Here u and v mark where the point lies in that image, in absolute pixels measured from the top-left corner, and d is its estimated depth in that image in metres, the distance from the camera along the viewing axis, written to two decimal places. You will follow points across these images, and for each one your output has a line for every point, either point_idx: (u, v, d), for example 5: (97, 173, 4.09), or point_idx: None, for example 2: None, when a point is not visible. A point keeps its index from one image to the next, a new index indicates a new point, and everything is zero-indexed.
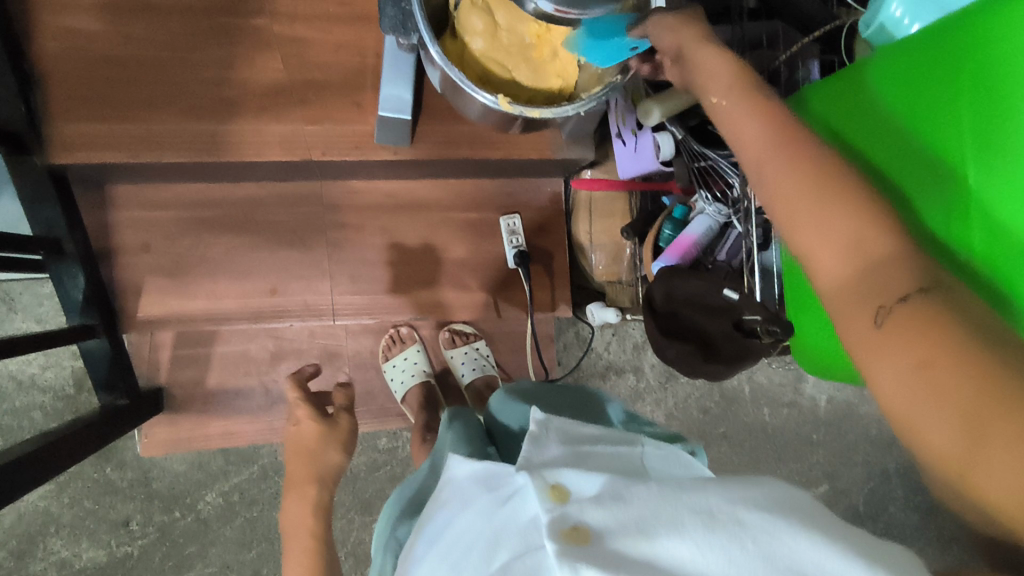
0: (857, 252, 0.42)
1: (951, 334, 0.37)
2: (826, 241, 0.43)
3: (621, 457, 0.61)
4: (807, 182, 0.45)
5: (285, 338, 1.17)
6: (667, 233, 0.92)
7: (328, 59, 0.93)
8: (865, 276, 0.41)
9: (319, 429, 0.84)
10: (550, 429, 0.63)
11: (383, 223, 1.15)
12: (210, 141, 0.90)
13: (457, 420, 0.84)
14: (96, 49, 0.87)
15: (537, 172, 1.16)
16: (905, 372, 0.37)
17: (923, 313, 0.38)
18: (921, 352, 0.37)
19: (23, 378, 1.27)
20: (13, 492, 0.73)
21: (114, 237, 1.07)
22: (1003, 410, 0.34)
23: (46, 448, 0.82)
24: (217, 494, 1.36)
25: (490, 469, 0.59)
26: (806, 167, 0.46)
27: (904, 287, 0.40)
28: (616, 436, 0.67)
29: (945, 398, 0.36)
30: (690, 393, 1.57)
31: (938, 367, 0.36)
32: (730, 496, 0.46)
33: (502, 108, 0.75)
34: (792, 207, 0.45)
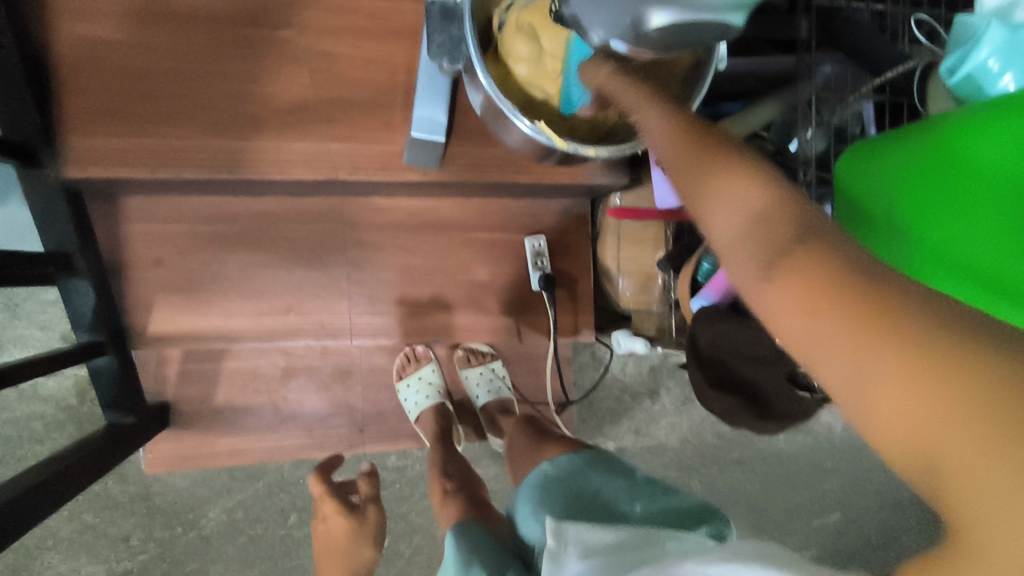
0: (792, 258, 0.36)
1: (902, 337, 0.31)
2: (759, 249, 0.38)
3: (640, 560, 0.59)
4: (748, 228, 0.39)
5: (298, 356, 1.13)
6: (707, 267, 0.89)
7: (357, 75, 0.89)
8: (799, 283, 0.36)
9: (347, 525, 0.89)
10: (568, 543, 0.63)
11: (404, 243, 1.11)
12: (231, 158, 0.86)
13: (473, 534, 0.84)
14: (114, 58, 0.83)
15: (564, 194, 1.12)
16: (893, 414, 0.31)
17: (880, 309, 0.32)
18: (899, 364, 0.31)
19: (23, 388, 1.23)
20: (18, 530, 0.69)
21: (125, 250, 1.02)
22: (991, 423, 0.29)
23: (52, 480, 0.78)
24: (221, 510, 1.33)
25: None
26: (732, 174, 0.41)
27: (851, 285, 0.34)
28: (639, 532, 0.65)
29: (930, 405, 0.30)
30: (706, 418, 1.54)
31: (921, 394, 0.30)
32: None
33: (543, 138, 0.71)
34: (739, 253, 0.39)
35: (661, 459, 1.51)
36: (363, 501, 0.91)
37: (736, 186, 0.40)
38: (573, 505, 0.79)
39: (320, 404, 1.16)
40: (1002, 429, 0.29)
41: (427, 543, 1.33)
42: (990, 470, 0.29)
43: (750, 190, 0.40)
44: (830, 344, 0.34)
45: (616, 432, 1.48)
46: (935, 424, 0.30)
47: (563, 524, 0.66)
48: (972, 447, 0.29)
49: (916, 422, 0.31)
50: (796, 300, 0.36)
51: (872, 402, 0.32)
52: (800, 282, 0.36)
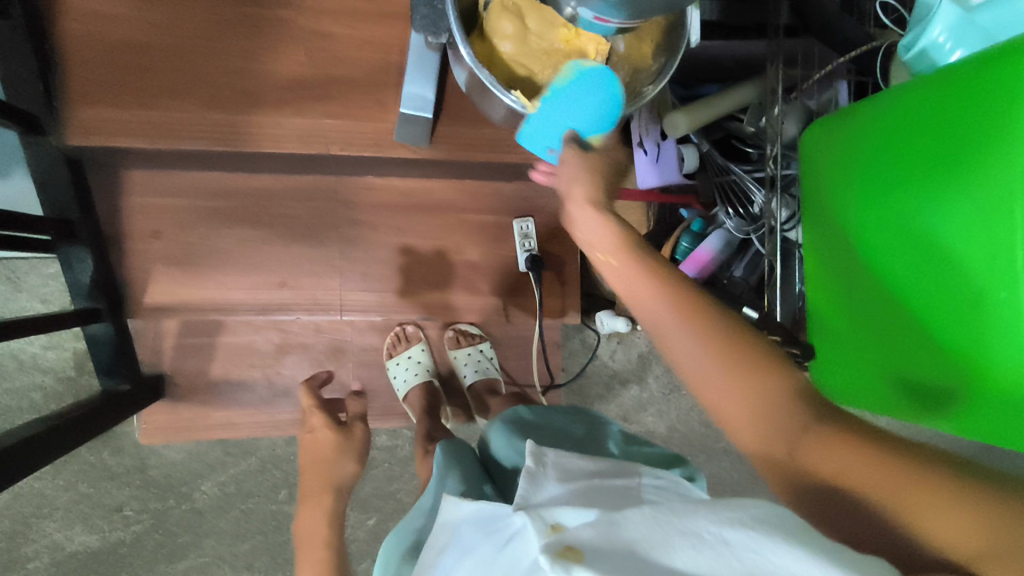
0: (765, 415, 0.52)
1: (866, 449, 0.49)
2: (727, 395, 0.53)
3: (617, 489, 0.61)
4: (715, 357, 0.54)
5: (291, 331, 1.16)
6: (685, 245, 0.92)
7: (352, 55, 0.92)
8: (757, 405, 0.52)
9: (334, 440, 0.93)
10: (546, 464, 0.64)
11: (396, 222, 1.14)
12: (228, 132, 0.89)
13: (451, 451, 0.85)
14: (119, 33, 0.86)
15: (553, 178, 1.15)
16: (836, 476, 0.49)
17: (835, 436, 0.50)
18: (844, 464, 0.49)
19: (24, 359, 1.26)
20: (13, 478, 0.72)
21: (125, 223, 1.05)
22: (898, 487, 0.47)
23: (46, 435, 0.81)
24: (214, 484, 1.35)
25: (487, 511, 0.60)
26: (701, 341, 0.55)
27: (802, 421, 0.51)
28: (612, 466, 0.67)
29: (876, 485, 0.47)
30: (693, 406, 1.56)
31: (846, 449, 0.49)
32: (718, 516, 0.44)
33: (528, 111, 0.73)
34: (713, 388, 0.54)
35: None
36: (350, 418, 0.96)
37: (720, 330, 0.55)
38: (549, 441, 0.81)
39: None
40: (911, 494, 0.46)
41: None
42: (943, 524, 0.44)
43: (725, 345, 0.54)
44: (847, 470, 0.48)
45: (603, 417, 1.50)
46: (862, 478, 0.47)
47: (542, 450, 0.67)
48: (897, 494, 0.46)
49: (861, 477, 0.48)
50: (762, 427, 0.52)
51: (828, 470, 0.49)
52: (737, 395, 0.53)
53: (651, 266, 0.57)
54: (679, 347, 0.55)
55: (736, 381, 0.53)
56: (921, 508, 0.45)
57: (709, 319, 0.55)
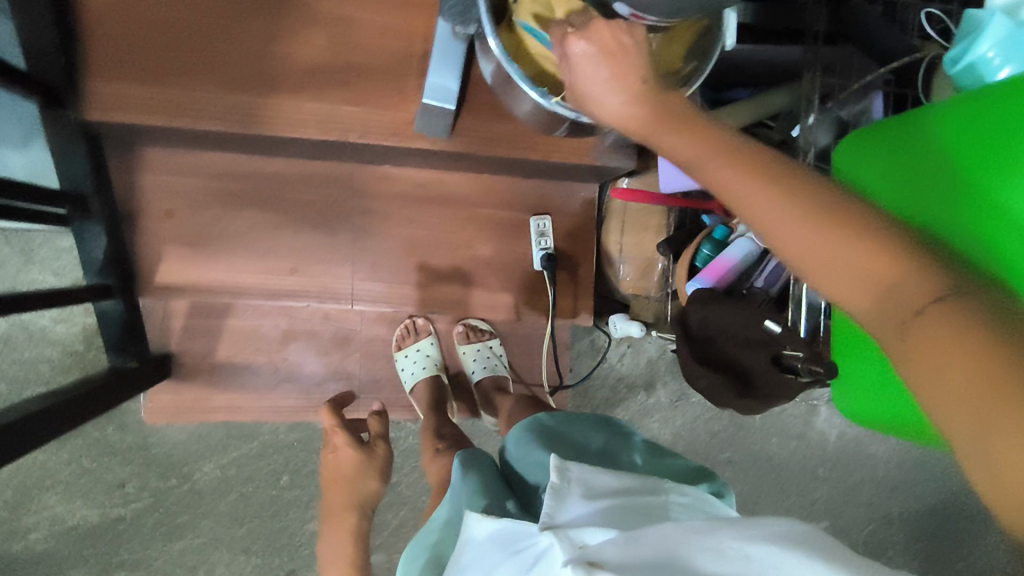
0: (858, 276, 0.41)
1: (966, 335, 0.35)
2: (832, 265, 0.42)
3: (647, 508, 0.60)
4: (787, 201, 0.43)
5: (298, 317, 1.17)
6: (705, 253, 0.89)
7: (375, 42, 0.91)
8: (836, 255, 0.42)
9: (356, 458, 0.97)
10: (570, 479, 0.62)
11: (411, 214, 1.13)
12: (247, 114, 0.88)
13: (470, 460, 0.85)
14: (142, 9, 0.85)
15: (572, 177, 1.13)
16: (920, 374, 0.36)
17: (939, 319, 0.36)
18: (937, 348, 0.36)
19: (33, 330, 1.26)
20: (14, 452, 0.71)
21: (139, 200, 1.04)
22: (977, 378, 0.34)
23: (56, 407, 0.81)
24: (215, 466, 1.35)
25: (511, 530, 0.58)
26: (773, 184, 0.44)
27: (917, 290, 0.38)
28: (639, 483, 0.65)
29: (950, 382, 0.35)
30: (700, 415, 1.54)
31: (956, 348, 0.35)
32: (740, 533, 0.48)
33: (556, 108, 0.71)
34: (798, 245, 0.43)
35: None
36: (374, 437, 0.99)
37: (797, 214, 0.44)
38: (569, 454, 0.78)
39: (318, 367, 1.19)
40: (987, 391, 0.33)
41: (412, 515, 1.34)
42: (1006, 448, 0.33)
43: (826, 206, 0.43)
44: (928, 368, 0.36)
45: None
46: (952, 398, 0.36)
47: (565, 462, 0.65)
48: (975, 406, 0.34)
49: (932, 380, 0.36)
50: (855, 283, 0.41)
51: (989, 438, 0.33)
52: (857, 256, 0.41)
53: (734, 159, 0.46)
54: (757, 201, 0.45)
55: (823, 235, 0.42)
56: (991, 430, 0.33)
57: (798, 179, 0.44)
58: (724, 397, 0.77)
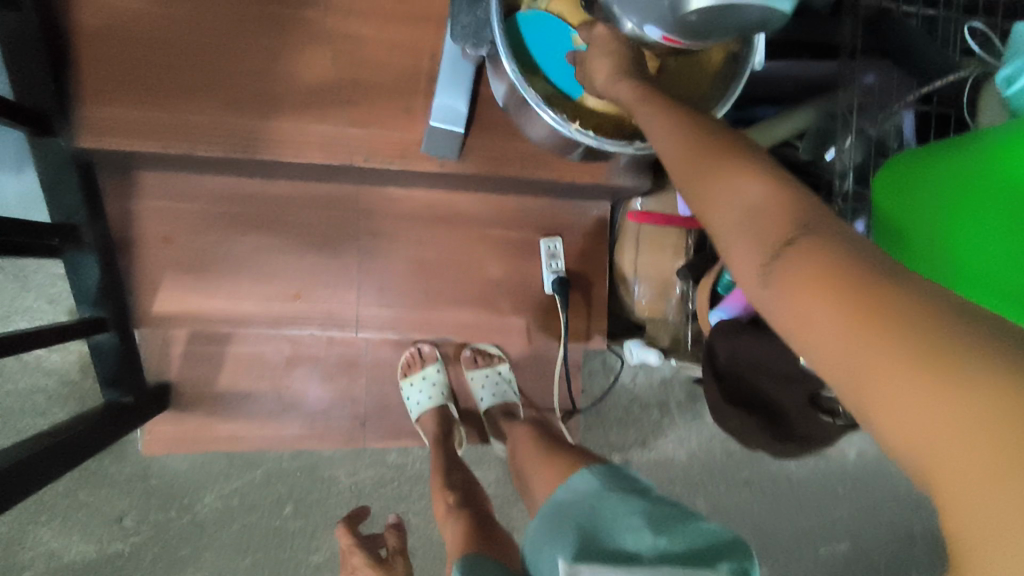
0: (742, 212, 0.42)
1: (846, 289, 0.35)
2: (721, 203, 0.43)
3: None
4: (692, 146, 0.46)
5: (302, 343, 1.13)
6: (728, 279, 0.84)
7: (381, 59, 0.87)
8: (733, 200, 0.43)
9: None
10: None
11: (418, 236, 1.09)
12: (248, 137, 0.84)
13: (470, 561, 0.78)
14: (137, 28, 0.81)
15: (584, 196, 1.09)
16: (813, 326, 0.37)
17: (814, 260, 0.37)
18: (819, 297, 0.36)
19: (27, 359, 1.22)
20: (3, 505, 0.66)
21: (136, 226, 1.00)
22: (892, 338, 0.33)
23: (50, 450, 0.76)
24: (217, 496, 1.31)
25: None
26: (692, 130, 0.47)
27: (784, 233, 0.39)
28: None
29: (837, 333, 0.35)
30: (715, 435, 1.49)
31: (841, 304, 0.35)
32: None
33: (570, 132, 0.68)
34: (698, 184, 0.45)
35: (666, 473, 1.47)
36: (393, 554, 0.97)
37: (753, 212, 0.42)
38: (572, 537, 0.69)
39: (323, 394, 1.15)
40: (914, 358, 0.32)
41: None
42: (906, 399, 0.32)
43: (722, 149, 0.45)
44: (823, 321, 0.36)
45: (623, 444, 1.44)
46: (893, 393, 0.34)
47: (577, 568, 0.62)
48: (877, 359, 0.33)
49: (820, 330, 0.36)
50: (744, 227, 0.42)
51: (881, 386, 0.33)
52: (753, 193, 0.42)
53: (677, 119, 0.48)
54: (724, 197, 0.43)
55: (737, 178, 0.43)
56: (878, 380, 0.33)
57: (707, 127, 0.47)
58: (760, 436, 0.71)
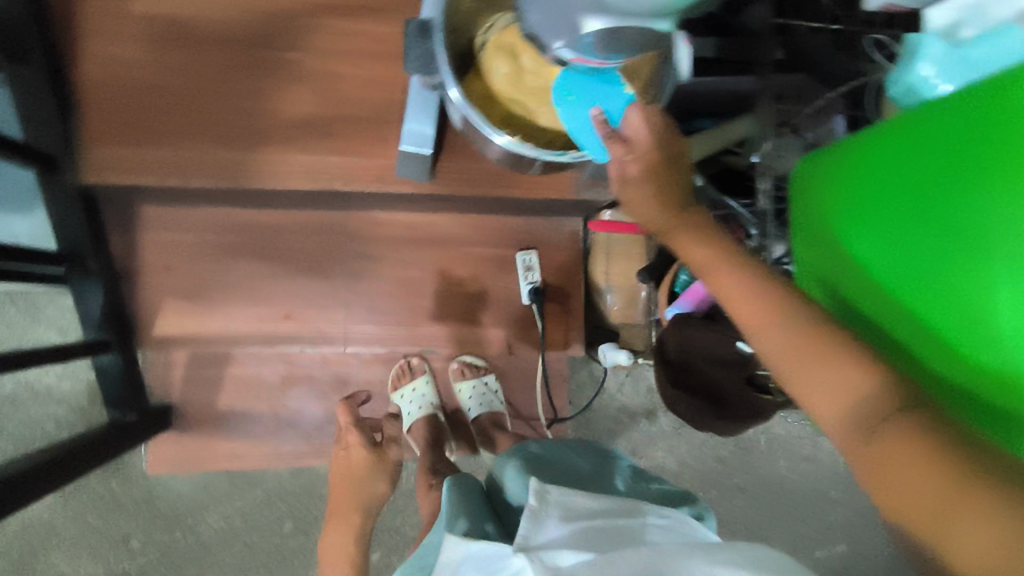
0: (844, 389, 0.49)
1: (925, 450, 0.42)
2: (806, 367, 0.51)
3: (622, 532, 0.62)
4: (765, 304, 0.55)
5: (297, 363, 1.19)
6: (683, 279, 0.92)
7: (357, 94, 0.95)
8: (810, 363, 0.51)
9: (369, 461, 1.01)
10: (549, 502, 0.64)
11: (402, 256, 1.15)
12: (236, 169, 0.92)
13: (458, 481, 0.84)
14: (135, 76, 0.90)
15: (557, 212, 1.16)
16: (888, 470, 0.44)
17: (905, 428, 0.44)
18: (910, 455, 0.43)
19: (39, 389, 1.29)
20: (13, 508, 0.72)
21: (137, 257, 1.08)
22: (942, 469, 0.41)
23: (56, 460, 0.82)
24: (220, 516, 1.35)
25: (486, 552, 0.60)
26: (756, 286, 0.56)
27: (886, 404, 0.47)
28: (619, 504, 0.67)
29: (921, 477, 0.42)
30: (704, 441, 1.52)
31: (925, 459, 0.42)
32: (711, 560, 0.50)
33: (518, 149, 0.75)
34: (774, 330, 0.54)
35: None
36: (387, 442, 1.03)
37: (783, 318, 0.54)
38: (550, 477, 0.80)
39: (317, 411, 1.21)
40: (953, 483, 0.40)
41: None
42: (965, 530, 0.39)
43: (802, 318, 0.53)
44: (900, 475, 0.43)
45: None
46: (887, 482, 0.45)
47: (546, 484, 0.67)
48: (943, 504, 0.40)
49: (904, 474, 0.43)
50: (833, 398, 0.49)
51: (952, 526, 0.39)
52: (828, 369, 0.50)
53: (715, 252, 0.59)
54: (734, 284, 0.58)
55: (803, 337, 0.52)
56: (950, 513, 0.40)
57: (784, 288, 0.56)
58: (705, 415, 0.79)
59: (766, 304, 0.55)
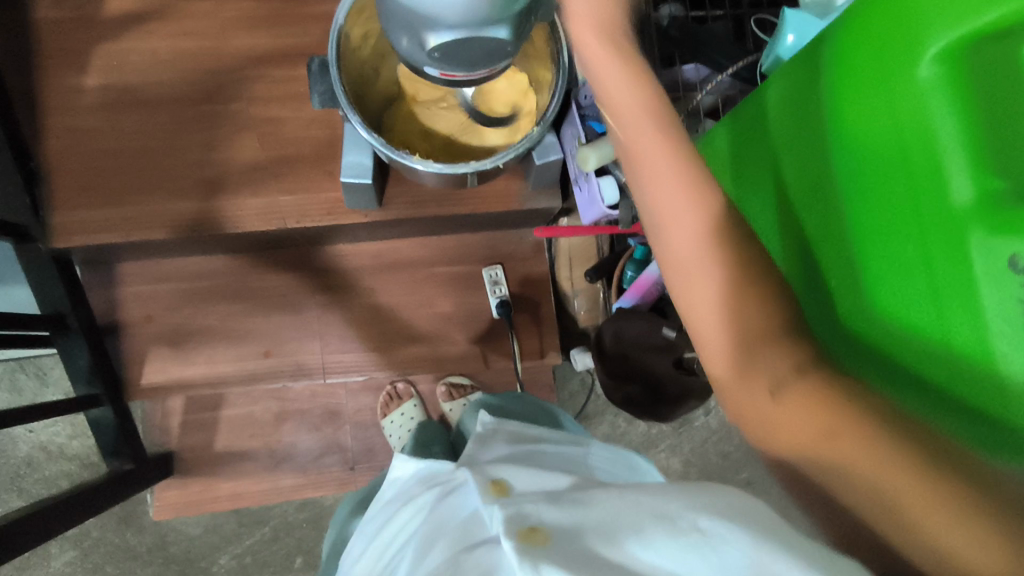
0: (773, 359, 0.49)
1: (868, 434, 0.45)
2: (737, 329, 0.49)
3: (564, 455, 0.71)
4: (685, 193, 0.49)
5: (288, 399, 1.22)
6: (630, 274, 0.94)
7: (300, 133, 1.00)
8: (743, 311, 0.49)
9: None
10: (500, 431, 0.75)
11: (370, 283, 1.19)
12: (194, 217, 0.98)
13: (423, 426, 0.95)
14: (94, 143, 0.97)
15: (513, 223, 1.18)
16: (874, 464, 0.44)
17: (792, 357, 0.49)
18: (857, 446, 0.45)
19: (51, 448, 1.36)
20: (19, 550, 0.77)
21: (121, 311, 1.15)
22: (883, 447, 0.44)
23: (55, 505, 0.87)
24: (231, 557, 1.38)
25: (431, 469, 0.70)
26: (682, 168, 0.50)
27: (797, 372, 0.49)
28: (567, 437, 0.77)
29: (854, 453, 0.45)
30: (706, 437, 1.46)
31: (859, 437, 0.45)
32: (692, 505, 0.47)
33: (417, 168, 0.75)
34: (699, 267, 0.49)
35: None
36: None
37: (761, 309, 0.50)
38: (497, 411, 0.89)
39: (311, 444, 1.23)
40: (894, 468, 0.43)
41: None
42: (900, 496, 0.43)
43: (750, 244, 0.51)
44: (832, 452, 0.45)
45: None
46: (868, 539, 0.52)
47: (501, 420, 0.78)
48: (912, 489, 0.43)
49: (842, 449, 0.45)
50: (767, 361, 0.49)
51: (904, 504, 0.43)
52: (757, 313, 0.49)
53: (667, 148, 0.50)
54: (683, 238, 0.50)
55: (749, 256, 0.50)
56: (928, 506, 0.42)
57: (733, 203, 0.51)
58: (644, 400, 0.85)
59: (683, 182, 0.49)
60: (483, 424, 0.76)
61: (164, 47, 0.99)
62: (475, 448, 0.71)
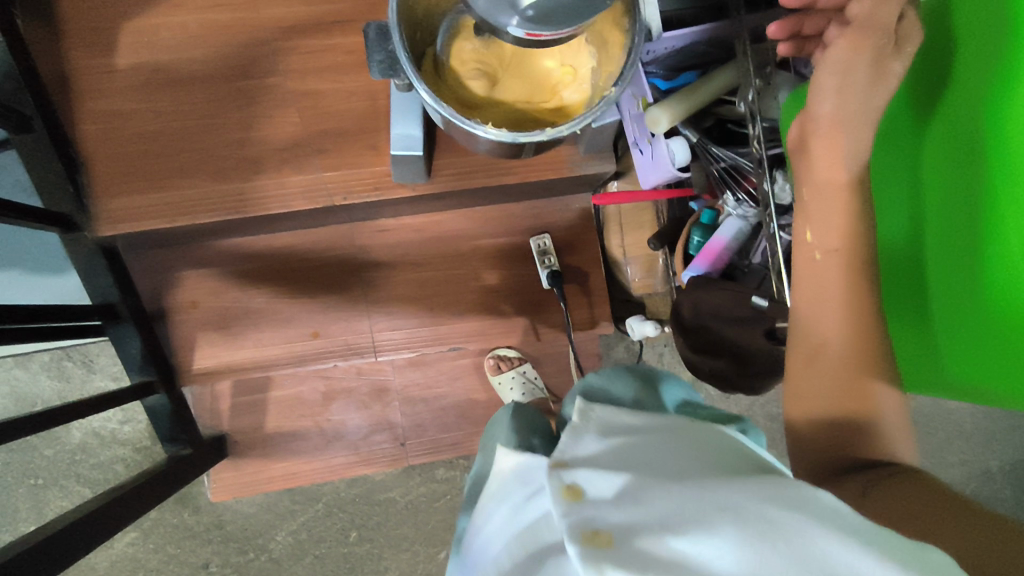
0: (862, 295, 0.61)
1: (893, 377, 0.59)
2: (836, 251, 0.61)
3: (657, 442, 0.64)
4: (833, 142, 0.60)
5: (334, 378, 1.21)
6: (695, 240, 0.90)
7: (340, 107, 0.96)
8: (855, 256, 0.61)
9: None
10: (590, 419, 0.69)
11: (415, 259, 1.16)
12: (238, 199, 0.94)
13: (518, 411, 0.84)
14: (131, 126, 0.93)
15: (561, 190, 1.14)
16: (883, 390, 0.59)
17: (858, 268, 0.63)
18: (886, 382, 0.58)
19: (104, 434, 1.36)
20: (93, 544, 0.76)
21: (167, 297, 1.13)
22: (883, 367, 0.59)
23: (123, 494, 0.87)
24: (286, 533, 1.40)
25: (528, 462, 0.65)
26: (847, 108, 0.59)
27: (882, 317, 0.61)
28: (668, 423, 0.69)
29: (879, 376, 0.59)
30: (755, 401, 1.43)
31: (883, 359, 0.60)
32: (787, 505, 0.44)
33: (485, 135, 0.70)
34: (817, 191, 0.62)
35: None
36: None
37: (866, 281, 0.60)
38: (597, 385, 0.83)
39: (361, 422, 1.22)
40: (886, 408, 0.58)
41: None
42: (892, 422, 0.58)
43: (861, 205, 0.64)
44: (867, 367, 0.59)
45: None
46: (916, 509, 0.50)
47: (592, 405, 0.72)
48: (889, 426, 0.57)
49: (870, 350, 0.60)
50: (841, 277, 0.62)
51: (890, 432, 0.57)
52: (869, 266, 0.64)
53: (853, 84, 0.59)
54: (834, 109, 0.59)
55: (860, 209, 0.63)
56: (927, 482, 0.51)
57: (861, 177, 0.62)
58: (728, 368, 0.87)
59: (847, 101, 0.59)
60: (578, 408, 0.70)
61: (195, 20, 0.94)
62: (568, 434, 0.66)
